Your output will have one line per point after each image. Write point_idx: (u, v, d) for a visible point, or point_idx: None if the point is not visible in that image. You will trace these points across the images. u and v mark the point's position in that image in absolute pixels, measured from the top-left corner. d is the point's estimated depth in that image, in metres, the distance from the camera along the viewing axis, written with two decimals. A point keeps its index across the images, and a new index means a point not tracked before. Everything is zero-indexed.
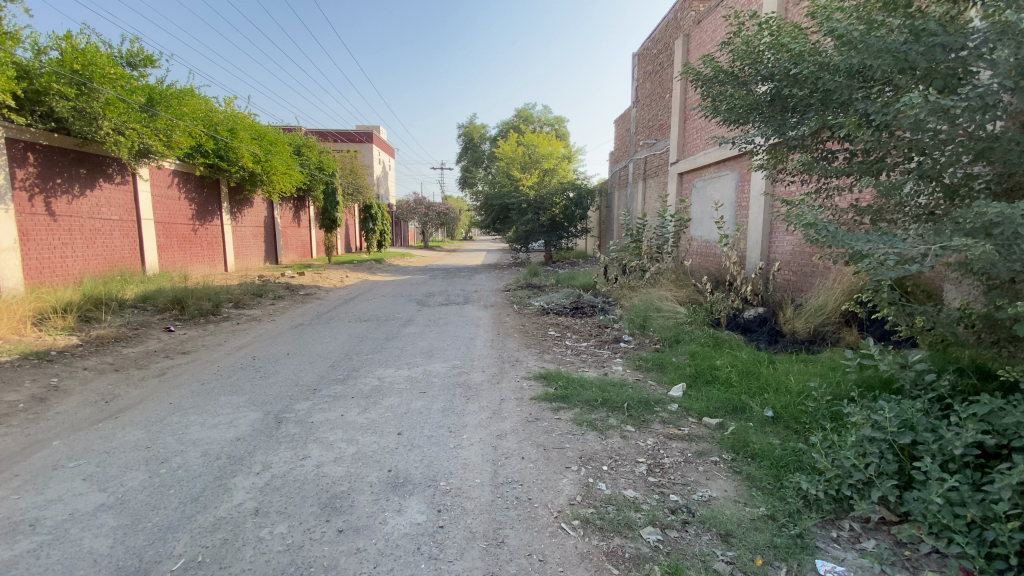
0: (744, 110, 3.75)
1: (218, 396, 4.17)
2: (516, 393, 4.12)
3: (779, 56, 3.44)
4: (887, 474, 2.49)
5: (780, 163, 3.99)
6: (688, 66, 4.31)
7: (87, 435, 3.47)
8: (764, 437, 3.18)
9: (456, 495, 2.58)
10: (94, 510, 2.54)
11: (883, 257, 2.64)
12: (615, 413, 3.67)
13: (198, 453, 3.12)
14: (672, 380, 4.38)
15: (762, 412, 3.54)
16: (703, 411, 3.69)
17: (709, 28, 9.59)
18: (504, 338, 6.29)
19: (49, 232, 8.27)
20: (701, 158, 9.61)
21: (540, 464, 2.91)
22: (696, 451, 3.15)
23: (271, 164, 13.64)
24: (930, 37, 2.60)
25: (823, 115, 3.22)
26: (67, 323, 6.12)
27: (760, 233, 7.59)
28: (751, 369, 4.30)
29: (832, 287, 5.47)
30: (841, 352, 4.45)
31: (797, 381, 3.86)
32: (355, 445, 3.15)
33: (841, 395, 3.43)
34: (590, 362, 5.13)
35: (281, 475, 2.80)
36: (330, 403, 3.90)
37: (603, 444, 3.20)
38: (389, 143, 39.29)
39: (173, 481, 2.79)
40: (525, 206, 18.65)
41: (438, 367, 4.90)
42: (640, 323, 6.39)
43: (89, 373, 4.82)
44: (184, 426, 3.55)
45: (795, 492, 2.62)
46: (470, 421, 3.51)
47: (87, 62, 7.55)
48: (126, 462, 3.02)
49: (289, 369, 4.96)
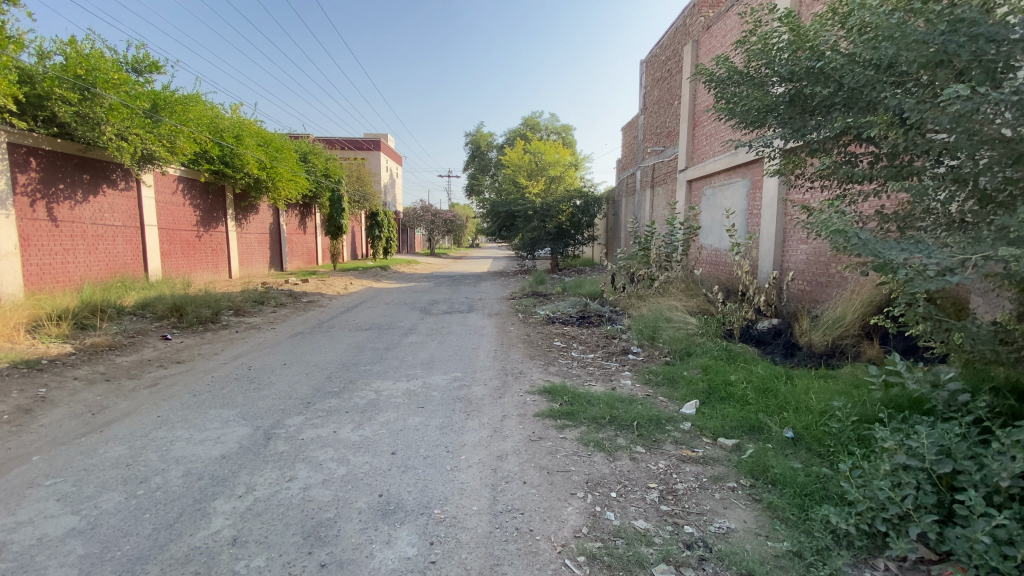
0: (761, 112, 3.55)
1: (208, 409, 3.99)
2: (518, 408, 3.90)
3: (800, 54, 3.25)
4: (926, 507, 2.25)
5: (798, 168, 3.79)
6: (700, 66, 4.12)
7: (68, 449, 3.29)
8: (785, 462, 2.95)
9: (451, 525, 2.37)
10: (62, 535, 2.34)
11: (921, 267, 2.41)
12: (624, 432, 3.45)
13: (180, 472, 2.94)
14: (684, 397, 4.14)
15: (781, 432, 3.31)
16: (718, 431, 3.45)
17: (720, 34, 9.42)
18: (507, 349, 6.08)
19: (50, 238, 8.19)
20: (711, 165, 9.43)
21: (542, 490, 2.69)
22: (712, 476, 2.92)
23: (276, 171, 13.58)
24: (970, 28, 2.40)
25: (848, 117, 3.01)
26: (62, 330, 5.99)
27: (773, 241, 7.36)
28: (767, 385, 4.06)
29: (851, 298, 5.23)
30: (863, 368, 4.21)
31: (818, 399, 3.62)
32: (345, 466, 2.95)
33: (868, 416, 3.19)
34: (598, 376, 4.91)
35: (264, 499, 2.60)
36: (323, 418, 3.71)
37: (610, 466, 2.98)
38: (397, 152, 39.45)
39: (151, 504, 2.59)
40: (532, 213, 18.47)
41: (438, 380, 4.69)
42: (650, 333, 6.16)
43: (79, 383, 4.66)
44: (169, 442, 3.36)
45: (822, 526, 2.37)
46: (469, 440, 3.30)
47: (91, 67, 7.56)
48: (103, 482, 2.84)
49: (284, 380, 4.77)
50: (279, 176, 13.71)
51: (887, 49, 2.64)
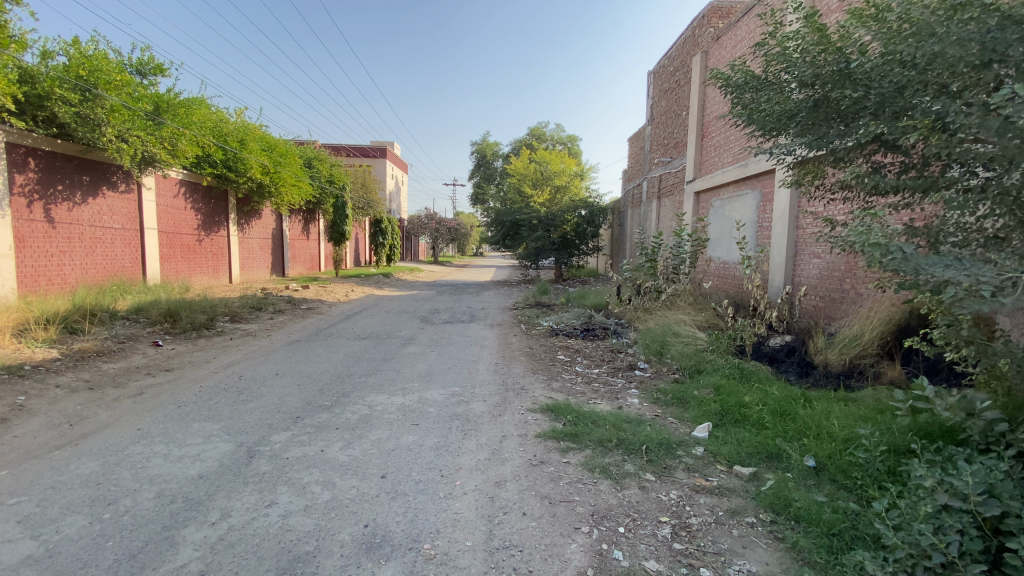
0: (781, 119, 3.33)
1: (191, 423, 3.78)
2: (519, 428, 3.66)
3: (826, 57, 3.03)
4: (972, 555, 1.98)
5: (815, 178, 3.65)
6: (714, 71, 3.91)
7: (38, 464, 3.08)
8: (809, 495, 2.70)
9: (441, 563, 2.14)
10: (16, 564, 2.12)
11: (974, 286, 2.13)
12: (632, 458, 3.21)
13: (152, 493, 2.71)
14: (696, 419, 3.89)
15: (802, 461, 3.07)
16: (733, 458, 3.21)
17: (730, 44, 9.28)
18: (509, 363, 5.83)
19: (46, 240, 8.07)
20: (721, 175, 9.25)
21: (544, 524, 2.45)
22: (728, 509, 2.67)
23: (280, 176, 13.51)
24: (1016, 26, 2.18)
25: (877, 124, 2.79)
26: (49, 334, 5.82)
27: (785, 255, 7.16)
28: (784, 408, 3.80)
29: (868, 316, 5.03)
30: (886, 390, 3.98)
31: (841, 425, 3.35)
32: (330, 490, 2.73)
33: (898, 446, 2.93)
34: (603, 394, 4.65)
35: (238, 527, 2.38)
36: (310, 436, 3.48)
37: (618, 497, 2.75)
38: (401, 160, 39.49)
39: (115, 530, 2.37)
40: (536, 222, 18.27)
41: (434, 395, 4.46)
42: (657, 349, 5.91)
43: (61, 391, 4.45)
44: (145, 459, 3.15)
45: (854, 573, 2.11)
46: (465, 463, 3.07)
47: (93, 69, 7.48)
48: (68, 503, 2.62)
49: (273, 392, 4.55)
50: (283, 181, 13.63)
51: (930, 45, 2.39)
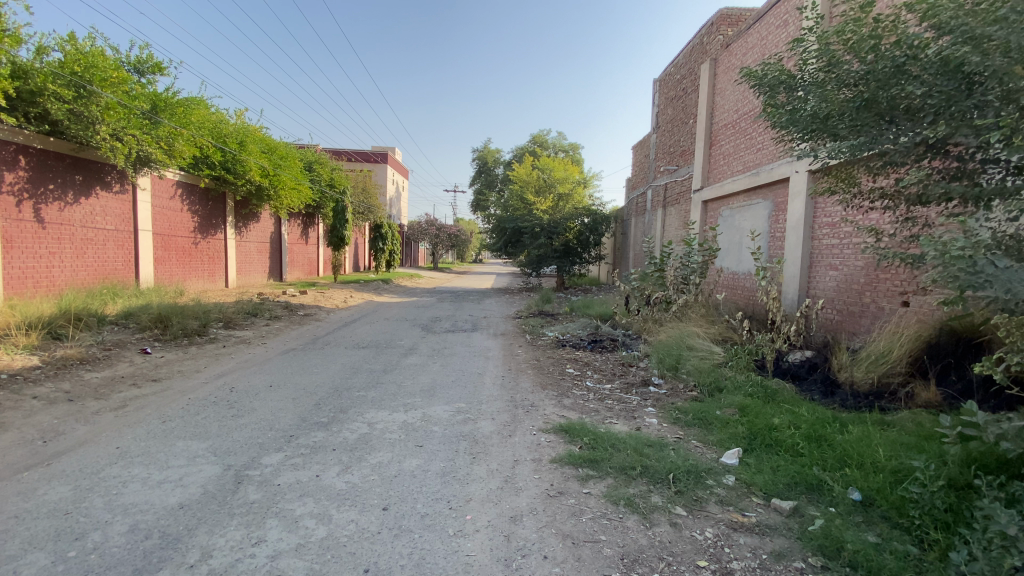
0: (825, 120, 3.12)
1: (175, 441, 3.48)
2: (532, 452, 3.38)
3: (875, 54, 2.81)
4: None
5: (852, 186, 3.39)
6: (743, 71, 3.69)
7: (4, 488, 2.78)
8: (862, 536, 2.41)
9: None
10: None
11: None
12: (659, 488, 2.92)
13: (125, 527, 2.41)
14: (723, 443, 3.59)
15: (846, 494, 2.79)
16: (770, 488, 2.92)
17: (741, 51, 9.06)
18: (516, 376, 5.54)
19: (35, 240, 7.78)
20: (730, 184, 9.02)
21: (568, 570, 2.15)
22: (773, 552, 2.38)
23: (278, 178, 13.25)
24: None
25: (941, 125, 2.53)
26: (31, 340, 5.50)
27: (799, 267, 6.91)
28: (819, 433, 3.51)
29: (897, 332, 4.76)
30: (924, 414, 3.71)
31: (886, 454, 3.07)
32: (326, 525, 2.43)
33: (957, 481, 2.64)
34: (618, 413, 4.35)
35: (220, 571, 2.08)
36: (304, 458, 3.19)
37: (647, 536, 2.45)
38: (402, 166, 39.28)
39: (80, 572, 2.07)
40: (539, 229, 18.01)
41: (438, 412, 4.16)
42: (672, 363, 5.59)
43: (37, 403, 4.14)
44: (120, 484, 2.84)
45: None
46: (475, 494, 2.77)
47: (88, 65, 7.16)
48: (31, 537, 2.32)
49: (266, 407, 4.24)
50: (283, 185, 13.41)
51: None
